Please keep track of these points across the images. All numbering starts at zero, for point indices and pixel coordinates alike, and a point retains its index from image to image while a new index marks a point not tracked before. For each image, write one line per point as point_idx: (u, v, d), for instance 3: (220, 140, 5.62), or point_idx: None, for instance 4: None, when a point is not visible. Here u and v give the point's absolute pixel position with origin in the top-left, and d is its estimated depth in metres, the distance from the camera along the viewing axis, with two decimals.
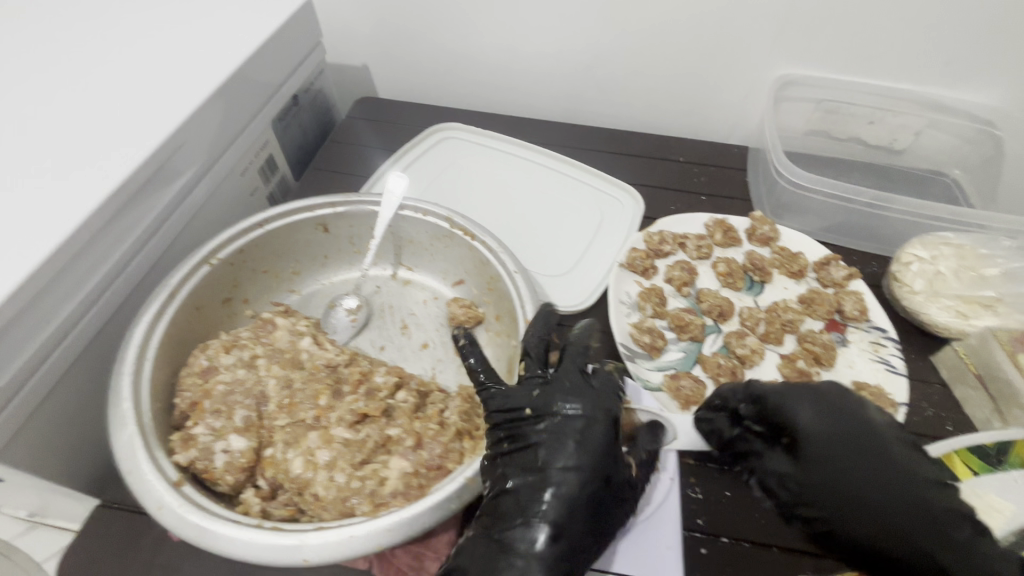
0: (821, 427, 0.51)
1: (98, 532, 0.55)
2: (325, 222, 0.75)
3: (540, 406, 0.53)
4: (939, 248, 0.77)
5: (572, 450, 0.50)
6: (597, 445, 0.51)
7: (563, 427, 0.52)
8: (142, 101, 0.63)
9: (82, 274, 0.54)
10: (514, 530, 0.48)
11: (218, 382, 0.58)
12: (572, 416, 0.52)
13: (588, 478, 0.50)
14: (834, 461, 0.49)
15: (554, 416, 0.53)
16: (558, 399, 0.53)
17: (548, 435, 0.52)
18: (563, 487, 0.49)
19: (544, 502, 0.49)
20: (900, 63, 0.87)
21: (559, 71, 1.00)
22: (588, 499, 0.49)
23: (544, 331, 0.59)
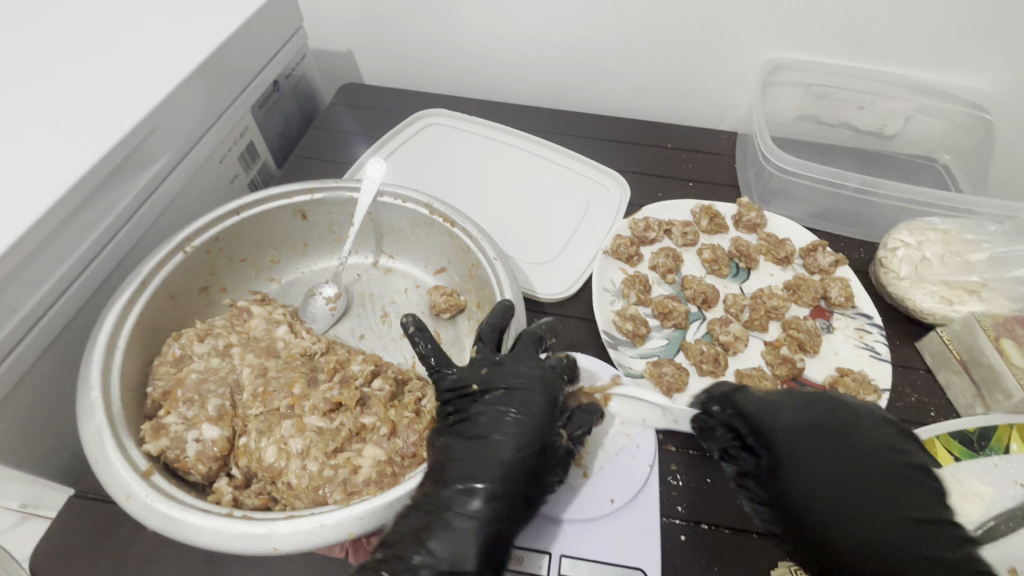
0: (800, 427, 0.52)
1: (72, 524, 0.55)
2: (303, 209, 0.74)
3: (488, 380, 0.55)
4: (926, 233, 0.76)
5: (512, 417, 0.52)
6: (535, 413, 0.53)
7: (507, 398, 0.54)
8: (111, 85, 0.61)
9: (49, 262, 0.53)
10: (451, 492, 0.48)
11: (191, 371, 0.58)
12: (515, 389, 0.54)
13: (526, 447, 0.51)
14: (811, 459, 0.50)
15: (500, 389, 0.54)
16: (503, 375, 0.55)
17: (489, 406, 0.53)
18: (500, 454, 0.50)
19: (483, 468, 0.50)
20: (891, 46, 0.85)
21: (546, 55, 0.98)
22: (525, 466, 0.50)
23: (498, 318, 0.58)
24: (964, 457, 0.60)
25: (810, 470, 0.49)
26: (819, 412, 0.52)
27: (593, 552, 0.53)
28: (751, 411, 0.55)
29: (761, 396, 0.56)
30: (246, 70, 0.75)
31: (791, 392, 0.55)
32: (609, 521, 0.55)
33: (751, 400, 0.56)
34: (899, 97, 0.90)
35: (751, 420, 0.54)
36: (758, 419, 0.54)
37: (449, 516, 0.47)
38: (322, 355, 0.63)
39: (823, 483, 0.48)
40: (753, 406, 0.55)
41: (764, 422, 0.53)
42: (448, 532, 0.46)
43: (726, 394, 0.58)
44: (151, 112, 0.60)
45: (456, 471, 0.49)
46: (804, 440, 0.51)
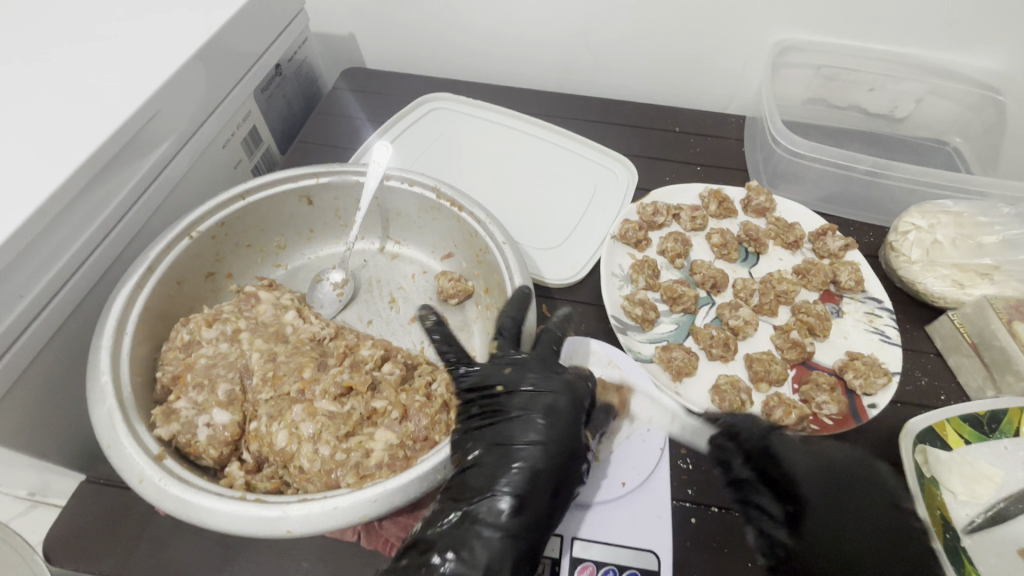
0: (827, 473, 0.54)
1: (86, 509, 0.55)
2: (309, 194, 0.73)
3: (513, 382, 0.55)
4: (937, 216, 0.75)
5: (541, 425, 0.52)
6: (565, 421, 0.53)
7: (533, 403, 0.54)
8: (112, 69, 0.60)
9: (55, 247, 0.53)
10: (481, 502, 0.49)
11: (201, 356, 0.58)
12: (542, 393, 0.54)
13: (554, 455, 0.51)
14: (841, 510, 0.53)
15: (527, 393, 0.54)
16: (530, 376, 0.55)
17: (515, 410, 0.54)
18: (529, 461, 0.50)
19: (510, 475, 0.50)
20: (903, 25, 0.84)
21: (551, 38, 0.96)
22: (552, 473, 0.51)
23: (517, 312, 0.59)
24: (974, 440, 0.59)
25: (844, 520, 0.52)
26: (850, 457, 0.55)
27: (602, 534, 0.54)
28: (791, 456, 0.55)
29: (805, 440, 0.57)
30: (247, 53, 0.74)
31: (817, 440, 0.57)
32: (618, 504, 0.55)
33: (786, 444, 0.56)
34: (911, 78, 0.88)
35: (795, 465, 0.55)
36: (802, 464, 0.55)
37: (476, 526, 0.47)
38: (331, 340, 0.63)
39: (837, 536, 0.51)
40: (793, 453, 0.56)
41: (803, 466, 0.55)
42: (478, 542, 0.47)
43: (756, 430, 0.57)
44: (154, 95, 0.59)
45: (483, 479, 0.50)
46: (832, 486, 0.54)
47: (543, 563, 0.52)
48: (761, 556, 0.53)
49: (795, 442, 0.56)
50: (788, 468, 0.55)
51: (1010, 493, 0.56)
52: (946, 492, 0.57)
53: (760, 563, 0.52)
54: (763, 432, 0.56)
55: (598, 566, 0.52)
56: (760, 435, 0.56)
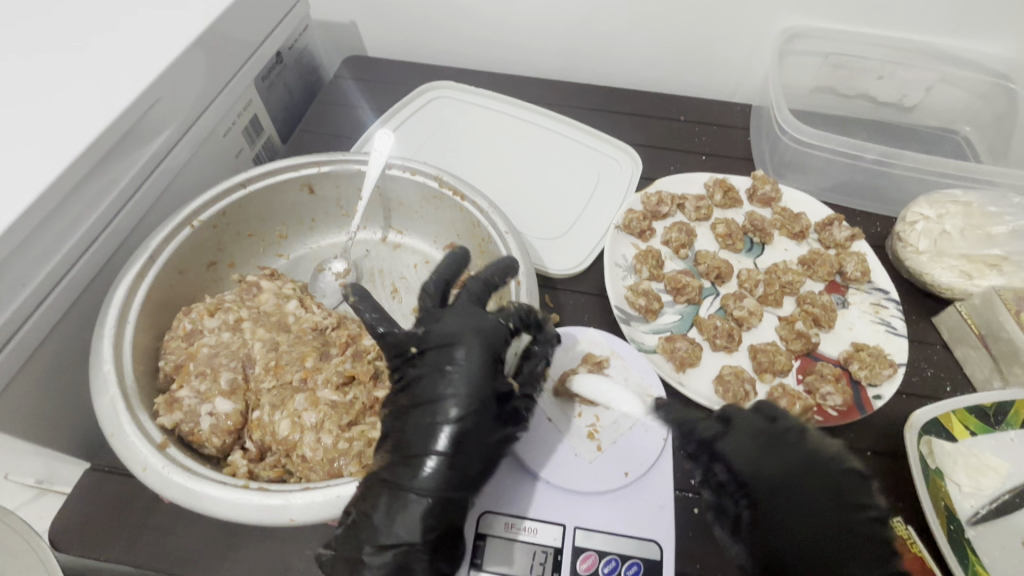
0: (774, 477, 0.52)
1: (92, 495, 0.55)
2: (310, 183, 0.73)
3: (423, 340, 0.53)
4: (946, 206, 0.74)
5: (450, 381, 0.50)
6: (476, 370, 0.50)
7: (443, 360, 0.51)
8: (111, 55, 0.59)
9: (56, 236, 0.53)
10: (403, 468, 0.48)
11: (203, 345, 0.58)
12: (449, 350, 0.51)
13: (470, 405, 0.49)
14: (788, 506, 0.51)
15: (435, 350, 0.52)
16: (433, 338, 0.53)
17: (427, 368, 0.51)
18: (441, 419, 0.48)
19: (429, 431, 0.48)
20: (915, 10, 0.82)
21: (555, 25, 0.95)
22: (472, 424, 0.49)
23: (446, 273, 0.59)
24: (980, 432, 0.59)
25: (792, 519, 0.51)
26: (799, 459, 0.53)
27: (605, 524, 0.53)
28: (748, 458, 0.53)
29: (773, 437, 0.54)
30: (247, 42, 0.73)
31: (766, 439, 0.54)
32: (621, 494, 0.55)
33: (751, 444, 0.53)
34: (921, 65, 0.87)
35: (742, 470, 0.53)
36: (760, 466, 0.53)
37: (401, 488, 0.47)
38: (333, 330, 0.63)
39: (785, 539, 0.50)
40: (754, 453, 0.53)
41: (755, 470, 0.52)
42: (405, 498, 0.46)
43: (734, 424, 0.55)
44: (153, 83, 0.58)
45: (405, 442, 0.49)
46: (779, 491, 0.52)
47: (546, 552, 0.52)
48: None
49: (763, 444, 0.53)
50: (737, 469, 0.53)
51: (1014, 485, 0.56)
52: (950, 483, 0.57)
53: None
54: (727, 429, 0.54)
55: (601, 556, 0.51)
56: (725, 432, 0.54)
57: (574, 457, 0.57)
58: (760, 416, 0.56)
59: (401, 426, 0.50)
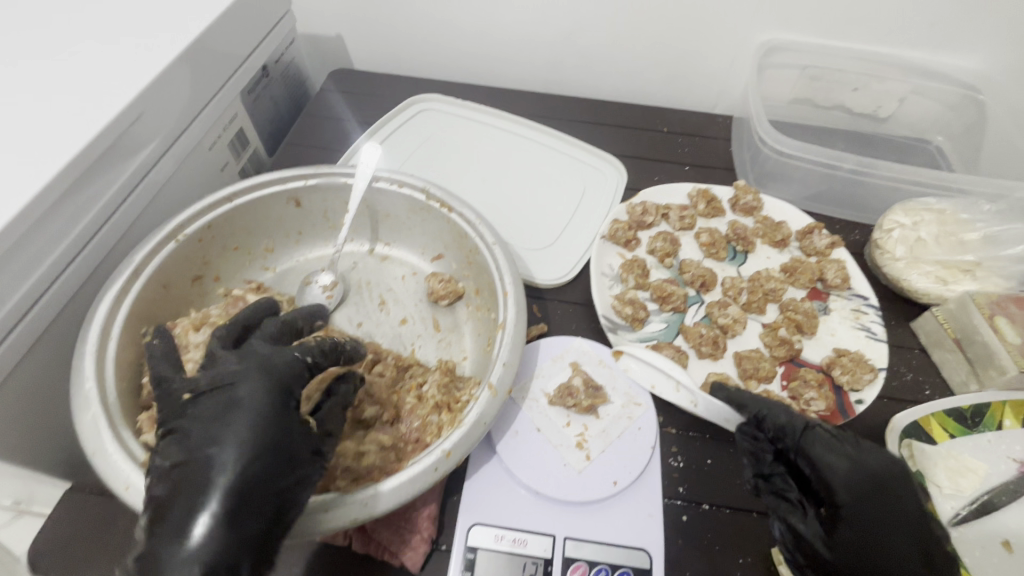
0: (857, 478, 0.51)
1: (72, 516, 0.54)
2: (297, 196, 0.73)
3: (225, 379, 0.46)
4: (920, 214, 0.77)
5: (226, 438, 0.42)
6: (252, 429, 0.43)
7: (218, 407, 0.44)
8: (89, 71, 0.59)
9: (36, 252, 0.52)
10: (178, 528, 0.39)
11: (188, 360, 0.57)
12: (234, 384, 0.45)
13: (250, 446, 0.42)
14: (873, 514, 0.50)
15: (214, 388, 0.46)
16: (224, 365, 0.47)
17: (209, 404, 0.44)
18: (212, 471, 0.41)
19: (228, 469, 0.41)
20: (887, 25, 0.85)
21: (540, 40, 0.97)
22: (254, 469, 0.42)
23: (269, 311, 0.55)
24: (959, 435, 0.61)
25: (875, 519, 0.50)
26: (872, 464, 0.52)
27: (595, 533, 0.53)
28: (828, 461, 0.52)
29: (836, 439, 0.54)
30: (233, 55, 0.73)
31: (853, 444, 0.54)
32: (610, 503, 0.55)
33: (823, 447, 0.53)
34: (894, 78, 0.90)
35: (832, 472, 0.52)
36: (836, 467, 0.52)
37: (211, 502, 0.39)
38: None
39: (864, 539, 0.49)
40: (823, 455, 0.53)
41: (840, 470, 0.52)
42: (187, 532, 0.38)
43: (788, 428, 0.55)
44: (136, 98, 0.58)
45: (208, 475, 0.40)
46: (865, 494, 0.51)
47: (536, 564, 0.52)
48: (752, 553, 0.54)
49: (825, 444, 0.53)
50: (825, 472, 0.52)
51: (994, 487, 0.58)
52: (931, 485, 0.58)
53: (750, 560, 0.53)
54: (796, 432, 0.54)
55: (591, 566, 0.52)
56: (796, 435, 0.54)
57: (564, 467, 0.57)
58: (802, 422, 0.55)
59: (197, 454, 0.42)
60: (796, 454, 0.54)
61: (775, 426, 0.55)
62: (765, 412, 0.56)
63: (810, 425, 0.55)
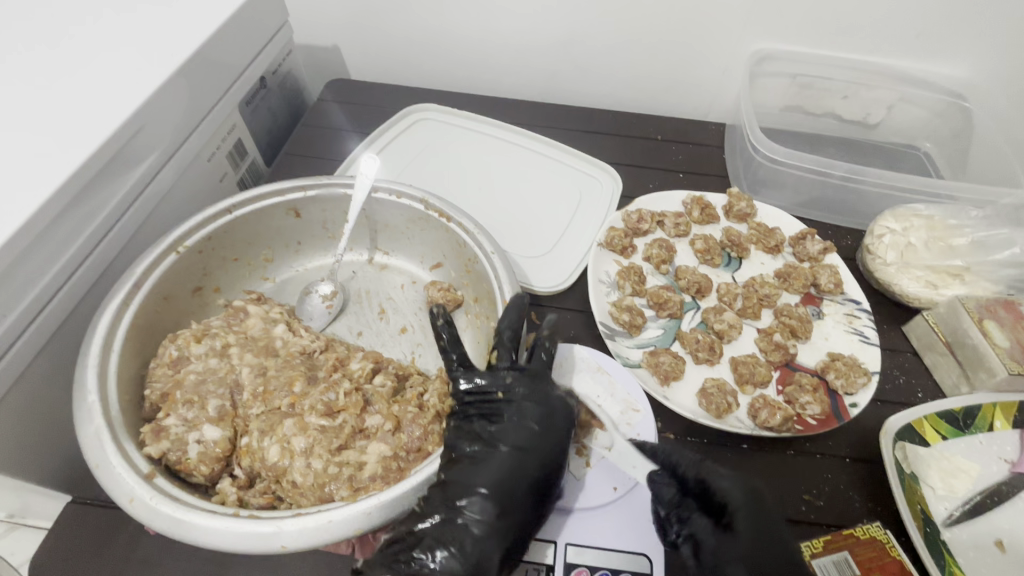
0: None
1: (73, 529, 0.54)
2: (296, 207, 0.73)
3: (510, 391, 0.56)
4: (911, 219, 0.78)
5: (534, 431, 0.54)
6: (559, 430, 0.55)
7: (524, 413, 0.55)
8: (89, 83, 0.59)
9: (38, 264, 0.52)
10: (463, 509, 0.49)
11: (190, 372, 0.58)
12: (539, 403, 0.56)
13: (549, 456, 0.53)
14: (766, 539, 0.47)
15: (523, 398, 0.56)
16: (525, 387, 0.57)
17: (513, 413, 0.55)
18: (516, 466, 0.52)
19: (493, 470, 0.51)
20: (875, 34, 0.87)
21: (535, 50, 0.98)
22: (539, 471, 0.52)
23: (516, 319, 0.58)
24: (952, 436, 0.62)
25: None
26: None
27: (595, 539, 0.54)
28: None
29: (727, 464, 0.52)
30: (232, 65, 0.74)
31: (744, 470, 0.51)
32: (609, 509, 0.56)
33: (716, 473, 0.51)
34: (882, 86, 0.92)
35: (722, 495, 0.50)
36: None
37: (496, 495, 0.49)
38: (321, 353, 0.63)
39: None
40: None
41: (732, 495, 0.49)
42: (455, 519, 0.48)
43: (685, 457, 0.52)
44: (137, 110, 0.59)
45: (506, 470, 0.51)
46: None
47: (538, 570, 0.52)
48: None
49: (770, 450, 0.58)
50: (717, 494, 0.50)
51: (985, 488, 0.59)
52: (925, 487, 0.59)
53: None
54: (693, 459, 0.52)
55: (592, 571, 0.52)
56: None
57: (564, 473, 0.58)
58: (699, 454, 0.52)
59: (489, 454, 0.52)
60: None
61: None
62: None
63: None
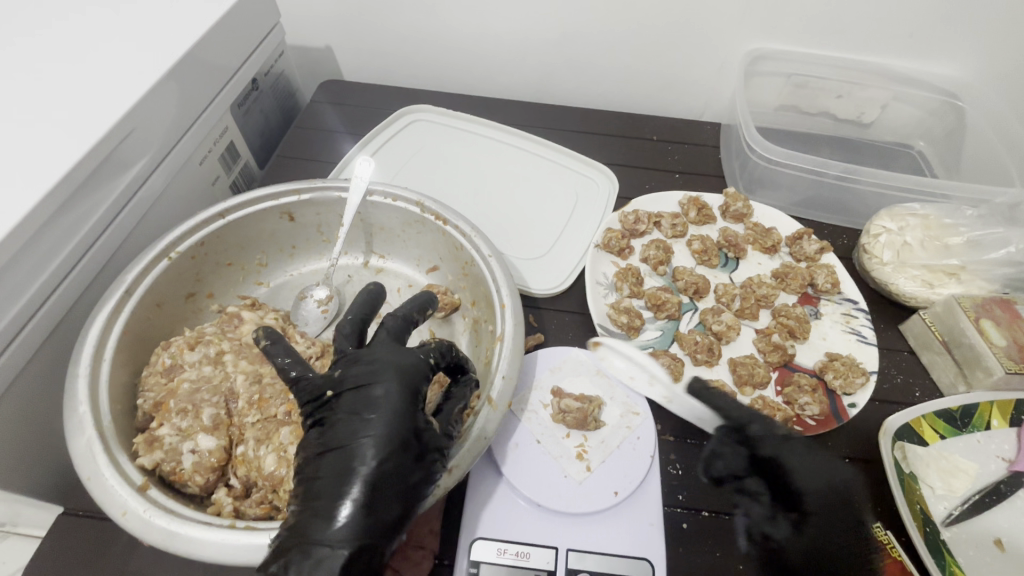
0: (826, 489, 0.51)
1: (64, 544, 0.53)
2: (290, 211, 0.72)
3: (340, 382, 0.51)
4: (906, 219, 0.78)
5: (369, 420, 0.48)
6: (395, 412, 0.48)
7: (357, 404, 0.49)
8: (77, 88, 0.58)
9: (27, 273, 0.51)
10: (313, 525, 0.44)
11: (184, 380, 0.57)
12: (369, 386, 0.50)
13: (390, 435, 0.47)
14: (832, 522, 0.50)
15: (354, 389, 0.50)
16: (354, 372, 0.51)
17: (344, 409, 0.49)
18: (351, 463, 0.46)
19: (334, 467, 0.46)
20: (869, 34, 0.87)
21: (531, 50, 0.97)
22: (389, 463, 0.46)
23: (361, 309, 0.59)
24: (949, 435, 0.62)
25: (838, 532, 0.49)
26: (838, 473, 0.52)
27: (598, 544, 0.53)
28: (801, 471, 0.52)
29: (809, 449, 0.53)
30: (224, 68, 0.73)
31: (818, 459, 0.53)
32: (611, 514, 0.55)
33: (796, 459, 0.53)
34: (876, 85, 0.92)
35: (802, 481, 0.52)
36: (810, 481, 0.51)
37: (335, 502, 0.44)
38: (317, 360, 0.63)
39: (825, 546, 0.49)
40: (800, 466, 0.52)
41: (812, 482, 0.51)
42: (320, 519, 0.44)
43: (766, 440, 0.54)
44: (126, 114, 0.58)
45: (346, 471, 0.46)
46: (836, 507, 0.50)
47: None
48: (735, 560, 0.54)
49: (802, 456, 0.53)
50: (798, 481, 0.52)
51: (983, 488, 0.59)
52: (924, 486, 0.59)
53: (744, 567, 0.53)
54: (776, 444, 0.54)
55: None
56: (774, 445, 0.54)
57: (564, 478, 0.57)
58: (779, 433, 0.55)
59: (332, 452, 0.47)
60: (772, 464, 0.53)
61: (755, 435, 0.55)
62: (744, 422, 0.56)
63: (785, 435, 0.55)
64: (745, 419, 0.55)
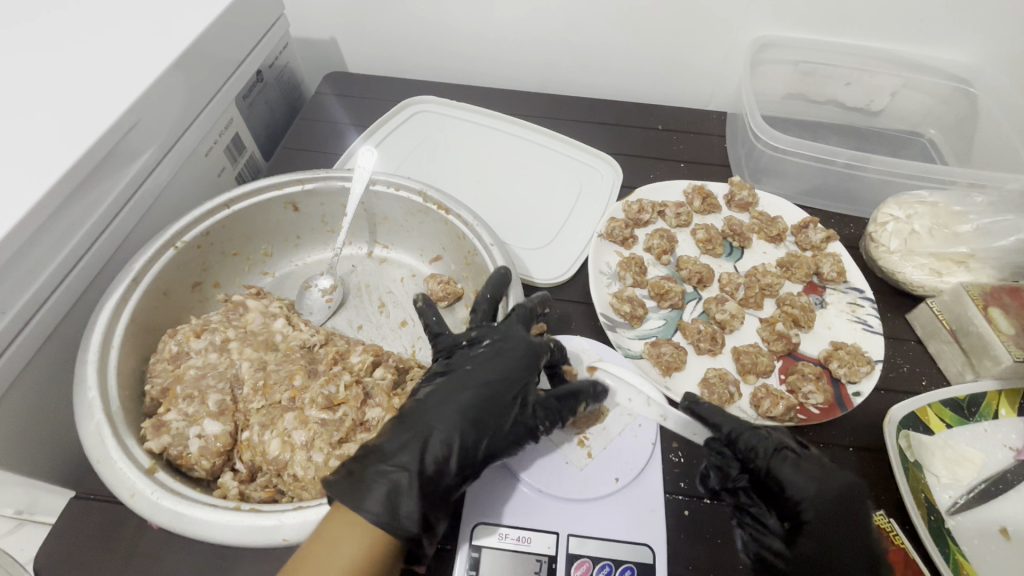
0: (824, 497, 0.50)
1: (76, 525, 0.54)
2: (294, 200, 0.73)
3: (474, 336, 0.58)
4: (914, 207, 0.77)
5: (489, 369, 0.55)
6: (512, 371, 0.55)
7: (483, 356, 0.56)
8: (83, 80, 0.59)
9: (36, 262, 0.52)
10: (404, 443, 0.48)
11: (190, 367, 0.58)
12: (501, 345, 0.57)
13: (500, 389, 0.54)
14: (834, 527, 0.49)
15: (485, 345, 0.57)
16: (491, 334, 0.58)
17: (472, 356, 0.56)
18: (469, 397, 0.52)
19: (445, 399, 0.52)
20: (877, 19, 0.85)
21: (534, 39, 0.97)
22: (493, 410, 0.53)
23: (493, 290, 0.61)
24: (955, 424, 0.62)
25: (837, 534, 0.48)
26: (838, 480, 0.51)
27: (597, 530, 0.54)
28: (796, 481, 0.51)
29: (805, 459, 0.52)
30: (228, 59, 0.73)
31: (818, 470, 0.51)
32: (612, 500, 0.56)
33: (791, 469, 0.51)
34: (885, 72, 0.90)
35: (798, 492, 0.50)
36: (805, 490, 0.50)
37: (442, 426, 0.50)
38: (321, 347, 0.63)
39: (824, 552, 0.48)
40: (793, 476, 0.51)
41: (810, 492, 0.50)
42: (410, 447, 0.48)
43: (758, 451, 0.53)
44: (131, 106, 0.58)
45: (460, 403, 0.52)
46: (833, 513, 0.49)
47: (540, 561, 0.52)
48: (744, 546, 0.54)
49: (796, 466, 0.51)
50: (790, 491, 0.51)
51: (990, 476, 0.59)
52: (929, 475, 0.59)
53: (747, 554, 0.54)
54: (766, 453, 0.52)
55: (595, 561, 0.52)
56: (765, 455, 0.52)
57: (566, 465, 0.58)
58: (776, 442, 0.53)
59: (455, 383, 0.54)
60: (764, 474, 0.52)
61: (745, 447, 0.53)
62: (735, 432, 0.54)
63: (779, 445, 0.53)
64: (733, 434, 0.54)
